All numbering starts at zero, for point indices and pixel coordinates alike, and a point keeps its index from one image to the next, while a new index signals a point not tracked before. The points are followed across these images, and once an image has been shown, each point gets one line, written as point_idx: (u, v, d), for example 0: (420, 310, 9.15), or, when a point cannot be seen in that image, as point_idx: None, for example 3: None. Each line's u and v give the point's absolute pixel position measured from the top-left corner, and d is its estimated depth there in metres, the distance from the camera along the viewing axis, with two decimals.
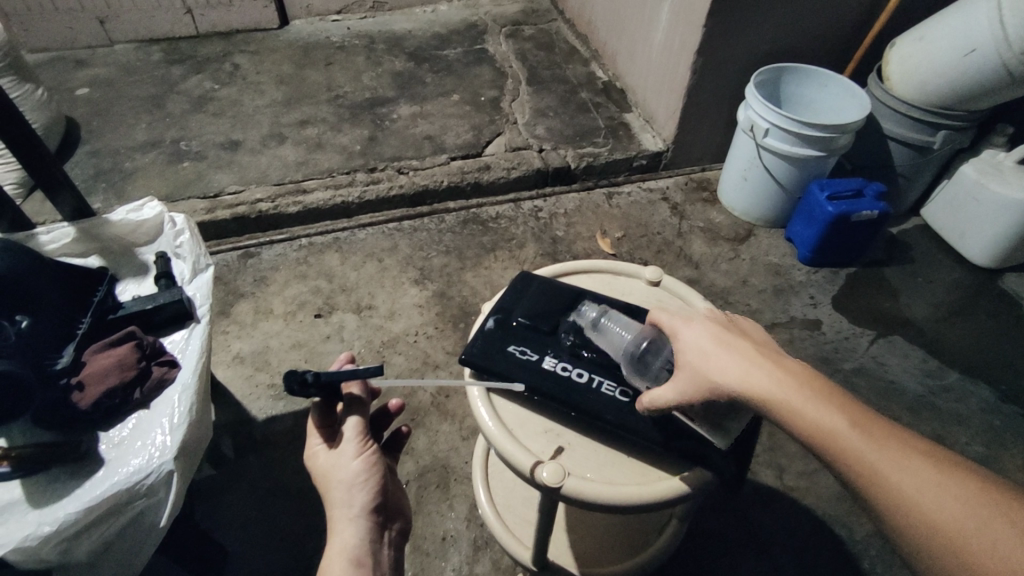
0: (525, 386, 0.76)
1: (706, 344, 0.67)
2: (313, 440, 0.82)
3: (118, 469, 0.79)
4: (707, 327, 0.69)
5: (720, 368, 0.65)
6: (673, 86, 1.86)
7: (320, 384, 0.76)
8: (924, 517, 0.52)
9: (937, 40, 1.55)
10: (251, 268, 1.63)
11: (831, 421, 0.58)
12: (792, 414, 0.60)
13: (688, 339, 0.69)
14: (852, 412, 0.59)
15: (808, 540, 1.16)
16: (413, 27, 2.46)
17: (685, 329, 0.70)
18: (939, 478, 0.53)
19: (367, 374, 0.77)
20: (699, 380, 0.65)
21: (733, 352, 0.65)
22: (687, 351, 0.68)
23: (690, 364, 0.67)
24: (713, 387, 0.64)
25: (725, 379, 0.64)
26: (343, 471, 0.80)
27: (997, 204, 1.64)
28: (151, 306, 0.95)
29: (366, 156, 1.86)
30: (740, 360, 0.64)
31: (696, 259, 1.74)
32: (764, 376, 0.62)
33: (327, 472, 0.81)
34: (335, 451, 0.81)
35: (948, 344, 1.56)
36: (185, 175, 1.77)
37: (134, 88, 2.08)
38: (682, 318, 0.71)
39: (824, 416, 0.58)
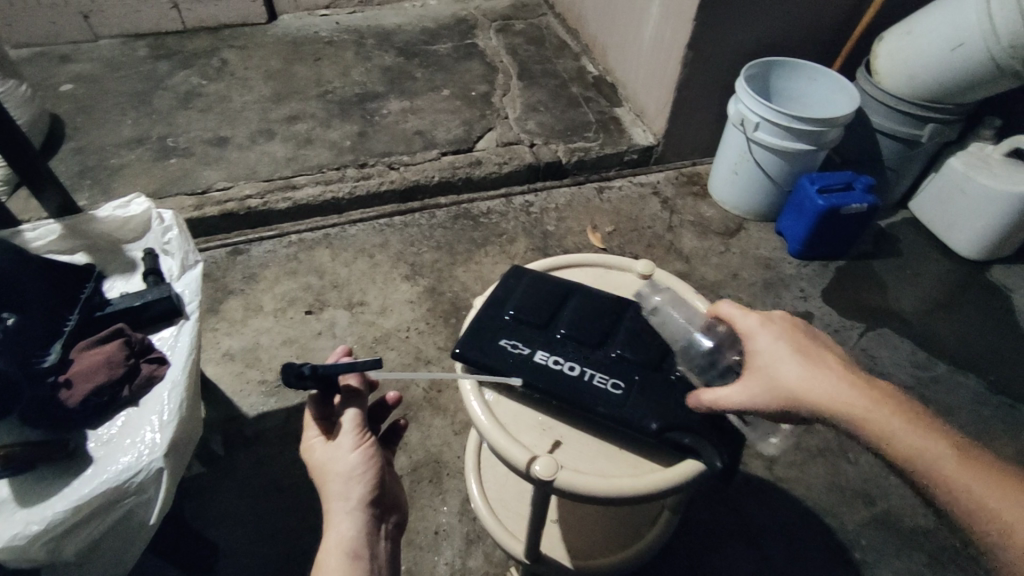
0: (521, 380, 0.76)
1: (784, 353, 0.70)
2: (311, 432, 0.82)
3: (106, 467, 0.79)
4: (784, 336, 0.72)
5: (797, 376, 0.68)
6: (664, 80, 1.86)
7: (318, 377, 0.76)
8: (992, 522, 0.59)
9: (926, 33, 1.56)
10: (240, 265, 1.62)
11: (911, 439, 0.64)
12: (871, 427, 0.65)
13: (766, 345, 0.72)
14: (930, 428, 0.65)
15: (799, 531, 1.17)
16: (402, 22, 2.45)
17: (762, 334, 0.73)
18: (993, 477, 0.61)
19: (364, 367, 0.78)
20: (773, 385, 0.69)
21: (810, 362, 0.69)
22: (763, 356, 0.71)
23: (765, 369, 0.70)
24: (786, 393, 0.68)
25: (802, 385, 0.67)
26: (341, 464, 0.80)
27: (984, 196, 1.66)
28: (139, 303, 0.94)
29: (357, 152, 1.85)
30: (818, 372, 0.68)
31: (686, 253, 1.74)
32: (839, 388, 0.67)
33: (325, 465, 0.81)
34: (333, 444, 0.81)
35: (935, 336, 1.58)
36: (172, 171, 1.76)
37: (120, 84, 2.05)
38: (758, 322, 0.74)
39: (904, 433, 0.64)
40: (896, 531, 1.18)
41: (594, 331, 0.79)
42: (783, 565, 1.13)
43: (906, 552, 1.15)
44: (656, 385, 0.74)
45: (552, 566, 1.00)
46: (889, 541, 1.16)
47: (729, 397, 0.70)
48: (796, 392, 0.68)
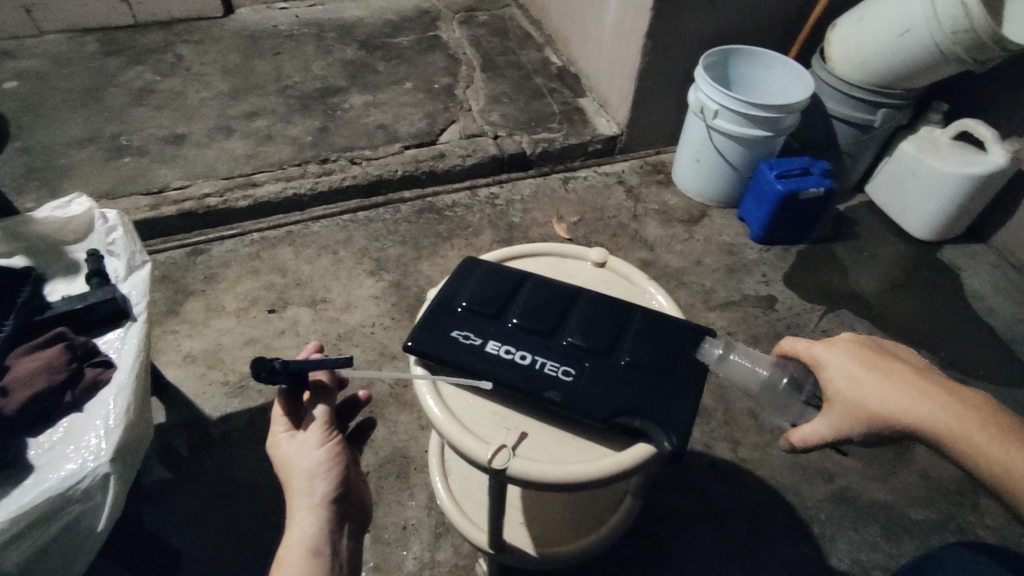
0: (492, 384, 0.76)
1: (857, 373, 0.69)
2: (278, 427, 0.82)
3: (48, 475, 0.77)
4: (856, 356, 0.71)
5: (875, 398, 0.67)
6: (625, 70, 1.87)
7: (287, 372, 0.76)
8: None
9: (876, 20, 1.59)
10: (200, 265, 1.58)
11: (1008, 457, 0.61)
12: (958, 444, 0.64)
13: (837, 369, 0.71)
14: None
15: (762, 510, 1.19)
16: (363, 15, 2.41)
17: (831, 357, 0.72)
18: None
19: (332, 365, 0.79)
20: (853, 412, 0.68)
21: (887, 381, 0.67)
22: (835, 381, 0.70)
23: (841, 395, 0.69)
24: (866, 419, 0.67)
25: (882, 408, 0.66)
26: (306, 460, 0.79)
27: (933, 178, 1.71)
28: (82, 305, 0.92)
29: (318, 147, 1.83)
30: (898, 390, 0.67)
31: (651, 241, 1.76)
32: (921, 406, 0.65)
33: (290, 460, 0.80)
34: (299, 439, 0.81)
35: (891, 316, 1.62)
36: (126, 170, 1.71)
37: (69, 81, 1.98)
38: (824, 345, 0.73)
39: (997, 449, 0.62)
40: (853, 506, 1.21)
41: (546, 320, 0.79)
42: (746, 544, 1.15)
43: (864, 525, 1.19)
44: (606, 371, 0.75)
45: (515, 555, 1.00)
46: (846, 515, 1.20)
47: (812, 430, 0.71)
48: (877, 416, 0.67)
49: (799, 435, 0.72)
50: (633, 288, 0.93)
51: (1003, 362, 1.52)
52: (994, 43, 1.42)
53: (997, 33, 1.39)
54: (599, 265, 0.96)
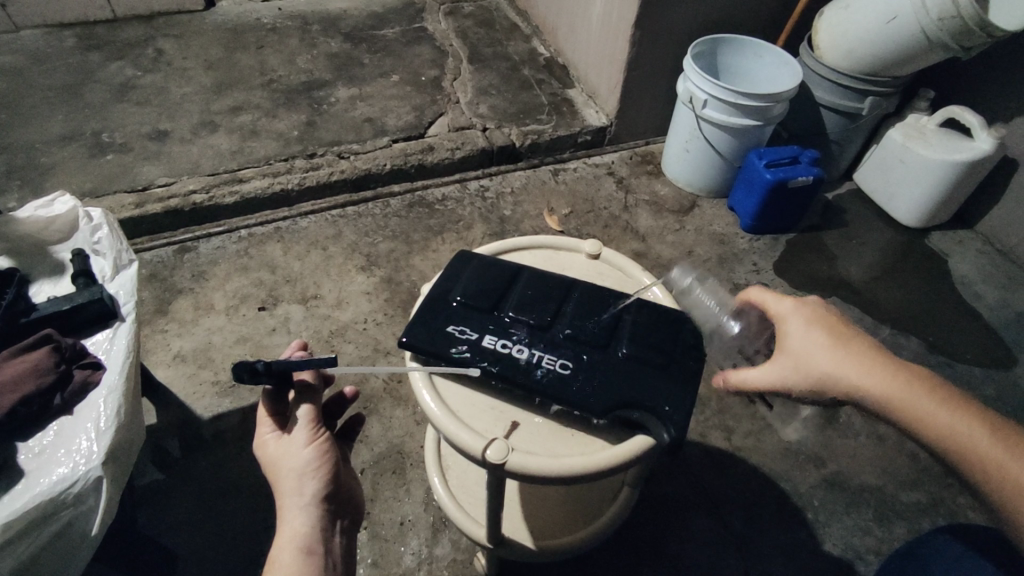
0: (479, 371, 0.75)
1: (819, 336, 0.72)
2: (264, 428, 0.81)
3: (38, 480, 0.76)
4: (817, 317, 0.74)
5: (830, 360, 0.70)
6: (614, 60, 1.86)
7: (268, 373, 0.75)
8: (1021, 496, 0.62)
9: (862, 9, 1.60)
10: (188, 263, 1.56)
11: (947, 422, 0.66)
12: (904, 407, 0.67)
13: (798, 326, 0.74)
14: (967, 410, 0.67)
15: (756, 497, 1.20)
16: (348, 7, 2.38)
17: (794, 316, 0.76)
18: None
19: (322, 367, 0.78)
20: (805, 366, 0.72)
21: (843, 345, 0.71)
22: (794, 338, 0.74)
23: (797, 350, 0.73)
24: (818, 374, 0.71)
25: (835, 366, 0.70)
26: (294, 458, 0.78)
27: (921, 165, 1.72)
28: (69, 306, 0.90)
29: (305, 142, 1.80)
30: (855, 356, 0.70)
31: (642, 232, 1.76)
32: (872, 367, 0.69)
33: (278, 460, 0.79)
34: (286, 439, 0.80)
35: (880, 302, 1.64)
36: (109, 168, 1.68)
37: (47, 77, 1.94)
38: (792, 304, 0.77)
39: (939, 415, 0.66)
40: (846, 491, 1.23)
41: (541, 314, 0.79)
42: (742, 532, 1.16)
43: (856, 509, 1.20)
44: (604, 363, 0.75)
45: (514, 549, 1.00)
46: (840, 500, 1.21)
47: (758, 378, 0.74)
48: (827, 373, 0.70)
49: (741, 378, 0.75)
50: (627, 280, 0.93)
51: (991, 346, 1.55)
52: (979, 28, 1.43)
53: (983, 17, 1.41)
54: (591, 258, 0.96)
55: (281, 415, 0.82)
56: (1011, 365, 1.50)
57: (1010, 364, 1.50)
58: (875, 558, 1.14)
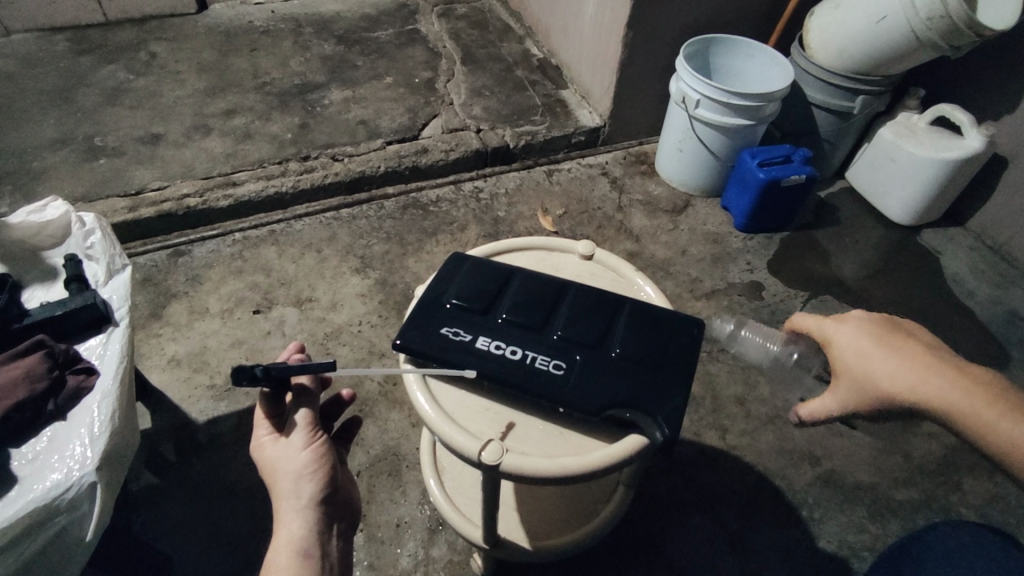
0: (474, 372, 0.75)
1: (867, 350, 0.73)
2: (261, 431, 0.81)
3: (33, 486, 0.76)
4: (865, 331, 0.74)
5: (879, 374, 0.71)
6: (607, 61, 1.87)
7: (266, 377, 0.75)
8: None
9: (852, 9, 1.61)
10: (182, 267, 1.56)
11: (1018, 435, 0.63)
12: (964, 420, 0.66)
13: (846, 342, 0.75)
14: None
15: (751, 495, 1.21)
16: (341, 9, 2.38)
17: (842, 331, 0.76)
18: None
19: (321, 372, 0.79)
20: (860, 385, 0.72)
21: (895, 358, 0.71)
22: (842, 356, 0.75)
23: (849, 369, 0.74)
24: (873, 392, 0.71)
25: (887, 382, 0.70)
26: (291, 461, 0.78)
27: (912, 163, 1.74)
28: (61, 311, 0.90)
29: (298, 144, 1.80)
30: (905, 367, 0.70)
31: (636, 232, 1.76)
32: (926, 380, 0.68)
33: (276, 463, 0.79)
34: (283, 442, 0.80)
35: (873, 300, 1.64)
36: (102, 172, 1.67)
37: (38, 81, 1.93)
38: (838, 321, 0.77)
39: (1007, 428, 0.64)
40: (840, 488, 1.23)
41: (535, 315, 0.79)
42: (737, 530, 1.16)
43: (851, 506, 1.21)
44: (597, 363, 0.75)
45: (510, 549, 1.00)
46: (835, 497, 1.22)
47: (819, 404, 0.76)
48: (882, 391, 0.71)
49: (809, 409, 0.77)
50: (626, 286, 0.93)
51: (982, 342, 1.56)
52: (967, 28, 1.44)
53: (971, 17, 1.42)
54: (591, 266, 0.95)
55: (280, 418, 0.83)
56: (1002, 361, 1.51)
57: (1001, 360, 1.52)
58: (869, 554, 1.15)
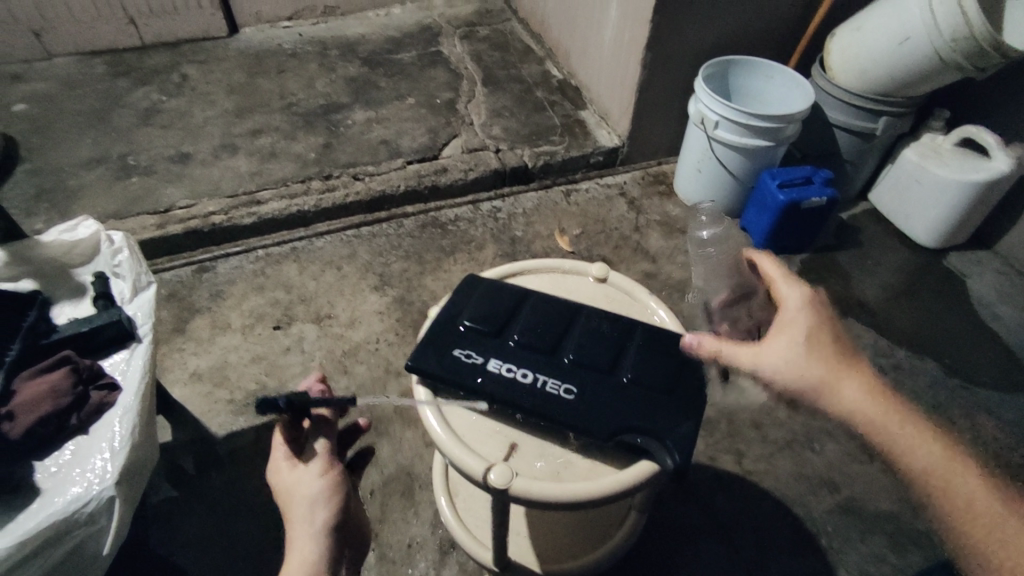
0: (485, 393, 0.76)
1: (816, 333, 0.71)
2: (280, 454, 0.81)
3: (54, 498, 0.78)
4: (821, 320, 0.72)
5: (825, 363, 0.69)
6: (625, 82, 1.88)
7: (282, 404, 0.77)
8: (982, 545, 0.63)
9: (873, 30, 1.60)
10: (206, 283, 1.59)
11: (921, 456, 0.66)
12: (879, 427, 0.67)
13: (799, 322, 0.72)
14: (943, 449, 0.67)
15: (768, 522, 1.18)
16: (366, 32, 2.44)
17: (800, 309, 0.73)
18: (996, 511, 0.63)
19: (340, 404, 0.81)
20: (795, 361, 0.70)
21: (836, 352, 0.70)
22: (795, 333, 0.72)
23: (791, 343, 0.71)
24: (805, 369, 0.69)
25: (822, 371, 0.69)
26: (307, 487, 0.79)
27: (937, 184, 1.71)
28: (87, 328, 0.92)
29: (322, 164, 1.84)
30: (848, 368, 0.69)
31: (654, 253, 1.76)
32: (856, 379, 0.68)
33: (291, 489, 0.80)
34: (300, 468, 0.80)
35: (897, 324, 1.61)
36: (133, 190, 1.73)
37: (77, 102, 2.02)
38: (800, 300, 0.74)
39: (913, 447, 0.66)
40: (862, 517, 1.20)
41: (546, 339, 0.80)
42: (754, 558, 1.14)
43: (872, 537, 1.17)
44: (609, 389, 0.75)
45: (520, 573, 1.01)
46: (855, 526, 1.19)
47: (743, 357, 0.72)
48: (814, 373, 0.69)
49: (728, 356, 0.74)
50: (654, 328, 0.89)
51: (1011, 369, 1.51)
52: (991, 49, 1.42)
53: (996, 39, 1.40)
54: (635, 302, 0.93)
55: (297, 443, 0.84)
56: None
57: None
58: None
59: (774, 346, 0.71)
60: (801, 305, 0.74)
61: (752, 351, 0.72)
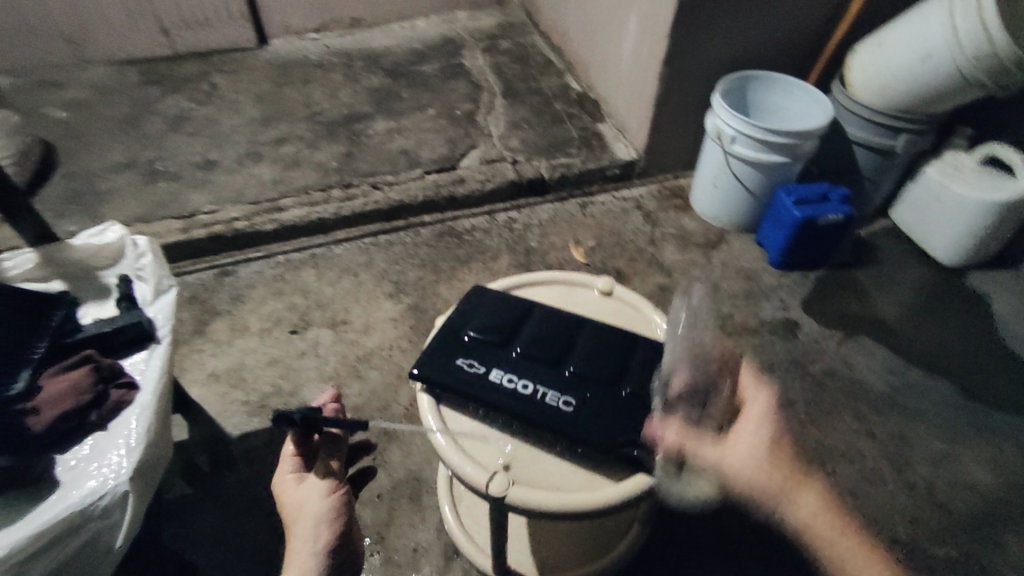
0: (487, 403, 0.77)
1: (777, 444, 0.72)
2: (286, 469, 0.85)
3: (72, 491, 0.81)
4: (781, 430, 0.73)
5: (783, 477, 0.71)
6: (643, 96, 1.90)
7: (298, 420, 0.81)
8: None
9: (894, 47, 1.60)
10: (227, 286, 1.64)
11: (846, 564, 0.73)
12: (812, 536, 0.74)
13: (763, 429, 0.72)
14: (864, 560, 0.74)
15: (775, 540, 1.17)
16: (390, 44, 2.50)
17: (763, 417, 0.74)
18: None
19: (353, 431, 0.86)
20: (758, 471, 0.70)
21: (791, 466, 0.72)
22: (758, 441, 0.72)
23: (756, 452, 0.71)
24: (766, 480, 0.70)
25: (781, 485, 0.71)
26: (317, 504, 0.81)
27: (959, 204, 1.68)
28: (111, 328, 0.97)
29: (342, 172, 1.89)
30: (798, 484, 0.72)
31: (668, 266, 1.76)
32: (802, 493, 0.72)
33: (297, 503, 0.82)
34: (307, 484, 0.83)
35: (916, 343, 1.58)
36: (161, 195, 1.79)
37: (112, 109, 2.09)
38: (764, 407, 0.74)
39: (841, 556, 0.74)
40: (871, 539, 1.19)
41: (548, 351, 0.81)
42: None
43: None
44: (608, 402, 0.76)
45: None
46: None
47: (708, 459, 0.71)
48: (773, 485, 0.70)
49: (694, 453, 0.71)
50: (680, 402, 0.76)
51: None
52: (1015, 66, 1.41)
53: (1020, 56, 1.38)
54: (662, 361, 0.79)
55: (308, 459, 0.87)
56: None
57: None
58: None
59: (740, 447, 0.71)
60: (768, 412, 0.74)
61: (717, 449, 0.71)
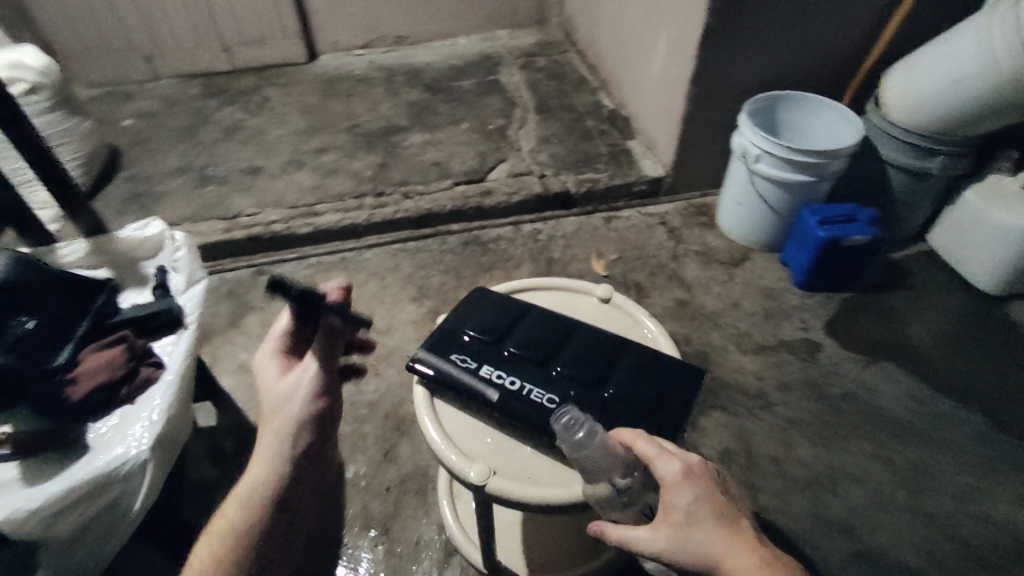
0: (478, 399, 0.81)
1: (697, 510, 0.67)
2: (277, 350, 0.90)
3: (99, 455, 0.90)
4: (698, 493, 0.68)
5: (708, 545, 0.65)
6: (671, 114, 1.92)
7: (293, 294, 0.80)
8: None
9: (930, 68, 1.57)
10: (262, 285, 1.74)
11: None
12: None
13: (678, 496, 0.67)
14: None
15: None
16: (431, 60, 2.60)
17: (678, 481, 0.68)
18: None
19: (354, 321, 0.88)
20: (682, 541, 0.66)
21: (718, 528, 0.66)
22: (678, 510, 0.67)
23: (677, 524, 0.66)
24: (690, 549, 0.65)
25: (710, 553, 0.65)
26: (299, 394, 0.87)
27: (999, 229, 1.63)
28: (145, 313, 1.06)
29: (376, 181, 1.98)
30: (732, 546, 0.65)
31: (688, 281, 1.76)
32: (738, 551, 0.65)
33: (280, 386, 0.88)
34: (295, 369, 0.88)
35: (944, 371, 1.53)
36: (208, 198, 1.92)
37: (173, 119, 2.26)
38: (677, 469, 0.69)
39: None
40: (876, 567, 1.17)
41: (538, 352, 0.85)
42: None
43: None
44: (591, 403, 0.79)
45: None
46: None
47: (630, 536, 0.68)
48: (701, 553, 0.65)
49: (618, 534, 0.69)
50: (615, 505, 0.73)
51: None
52: None
53: None
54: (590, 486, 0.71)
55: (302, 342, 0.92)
56: None
57: None
58: None
59: (662, 530, 0.67)
60: (679, 481, 0.68)
61: (640, 535, 0.67)
